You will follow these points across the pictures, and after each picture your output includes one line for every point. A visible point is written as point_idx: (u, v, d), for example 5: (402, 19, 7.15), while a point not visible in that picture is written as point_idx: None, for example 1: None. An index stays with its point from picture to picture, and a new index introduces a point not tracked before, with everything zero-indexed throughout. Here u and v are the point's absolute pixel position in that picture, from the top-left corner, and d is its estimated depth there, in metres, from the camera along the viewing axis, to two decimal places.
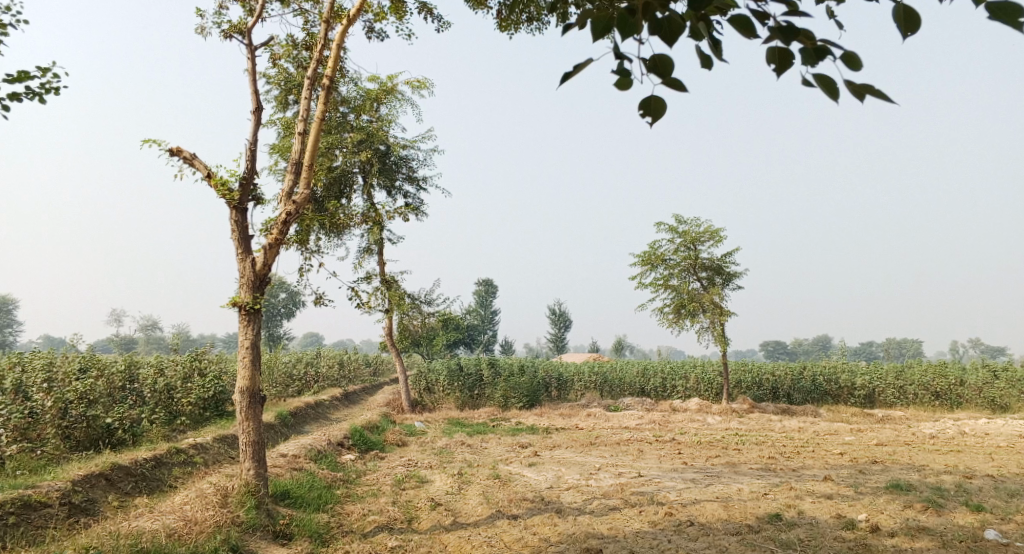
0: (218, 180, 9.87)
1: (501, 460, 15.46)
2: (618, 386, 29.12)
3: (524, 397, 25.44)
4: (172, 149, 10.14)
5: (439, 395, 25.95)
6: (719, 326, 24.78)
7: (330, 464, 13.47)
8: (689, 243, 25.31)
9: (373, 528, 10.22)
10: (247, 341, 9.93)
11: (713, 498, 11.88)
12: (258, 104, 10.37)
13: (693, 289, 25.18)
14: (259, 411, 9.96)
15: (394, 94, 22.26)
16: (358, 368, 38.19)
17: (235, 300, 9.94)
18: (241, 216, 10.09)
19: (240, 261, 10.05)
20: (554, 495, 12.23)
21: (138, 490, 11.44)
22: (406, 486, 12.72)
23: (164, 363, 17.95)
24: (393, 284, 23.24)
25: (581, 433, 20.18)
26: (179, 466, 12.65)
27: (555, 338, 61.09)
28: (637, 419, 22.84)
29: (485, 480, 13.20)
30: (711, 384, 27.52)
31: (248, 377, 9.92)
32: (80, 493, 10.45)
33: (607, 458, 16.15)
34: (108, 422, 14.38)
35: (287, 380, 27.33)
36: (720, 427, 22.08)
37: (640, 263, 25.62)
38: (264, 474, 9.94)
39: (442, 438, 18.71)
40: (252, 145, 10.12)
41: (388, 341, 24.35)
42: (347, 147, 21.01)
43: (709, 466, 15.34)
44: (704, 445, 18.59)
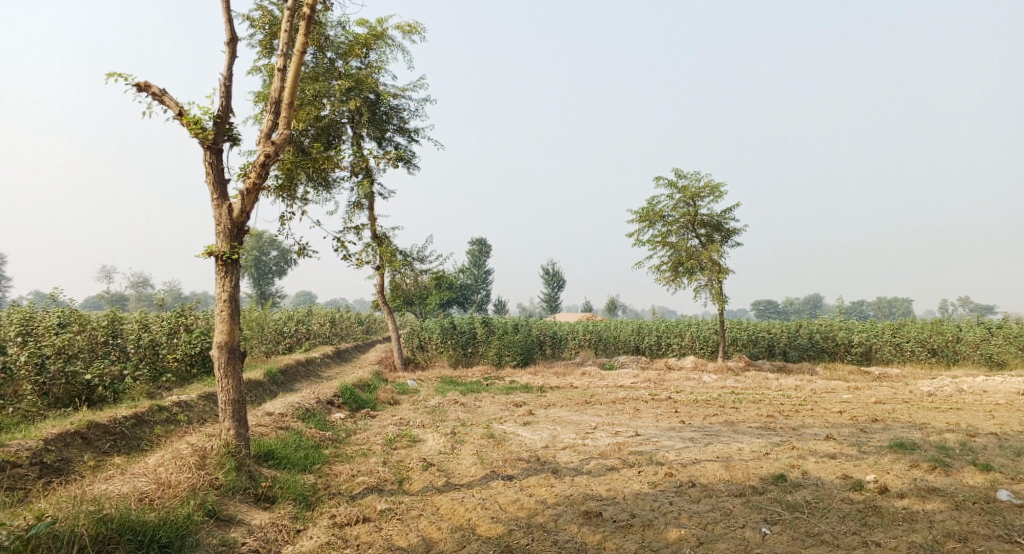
0: (190, 117, 9.17)
1: (494, 419, 15.06)
2: (612, 344, 28.75)
3: (519, 355, 24.91)
4: (140, 84, 9.41)
5: (432, 353, 25.55)
6: (717, 283, 24.32)
7: (318, 423, 13.00)
8: (688, 198, 24.70)
9: (361, 490, 9.79)
10: (225, 294, 9.35)
11: (715, 458, 11.50)
12: (233, 36, 9.62)
13: (691, 247, 24.68)
14: (239, 368, 9.44)
15: (383, 40, 21.34)
16: (350, 325, 37.75)
17: (210, 250, 9.33)
18: (216, 158, 9.42)
19: (216, 207, 9.41)
20: (550, 455, 11.82)
21: (116, 450, 10.97)
22: (397, 445, 12.30)
23: (148, 319, 17.35)
24: (384, 240, 22.57)
25: (576, 392, 19.80)
26: (161, 424, 12.17)
27: (547, 297, 60.75)
28: (632, 378, 22.50)
29: (479, 439, 12.78)
30: (706, 342, 27.19)
31: (227, 332, 9.37)
32: (53, 453, 9.97)
33: (603, 416, 15.78)
34: (89, 379, 13.82)
35: (278, 337, 26.87)
36: (716, 385, 21.76)
37: (637, 219, 25.04)
38: (245, 435, 9.49)
39: (434, 397, 18.28)
40: (227, 80, 9.40)
41: (380, 299, 23.80)
42: (335, 96, 20.13)
43: (708, 425, 14.97)
44: (701, 404, 18.26)
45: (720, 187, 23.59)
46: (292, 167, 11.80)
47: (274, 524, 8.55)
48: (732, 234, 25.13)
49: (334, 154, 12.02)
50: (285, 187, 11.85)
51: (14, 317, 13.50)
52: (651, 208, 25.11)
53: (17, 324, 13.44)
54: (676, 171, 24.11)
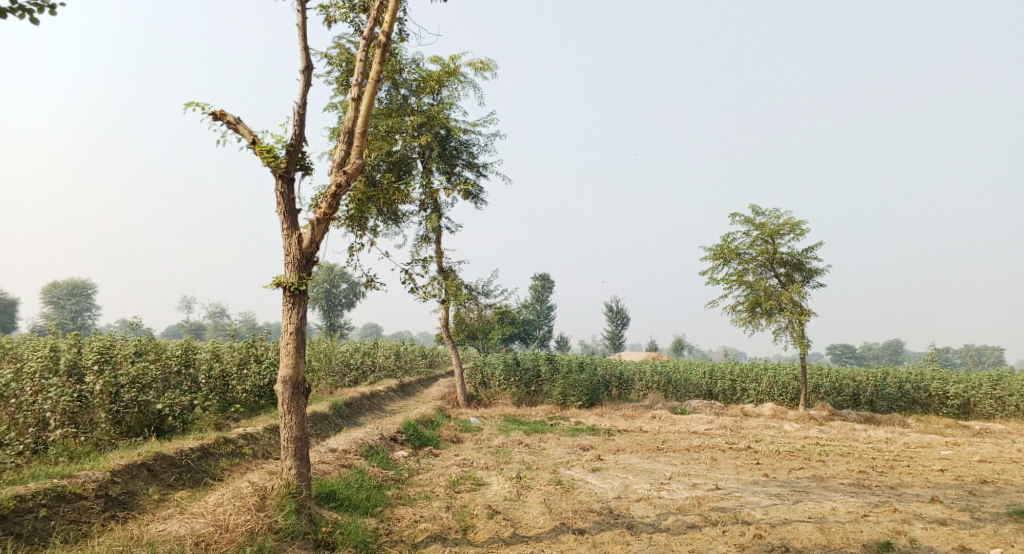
0: (263, 146, 8.96)
1: (561, 464, 14.31)
2: (683, 387, 27.56)
3: (584, 395, 23.99)
4: (215, 112, 9.30)
5: (495, 390, 25.00)
6: (799, 326, 23.04)
7: (381, 461, 12.52)
8: (766, 236, 23.63)
9: (425, 538, 9.22)
10: (292, 326, 9.03)
11: (808, 519, 10.49)
12: (308, 64, 9.45)
13: (770, 286, 23.54)
14: (303, 404, 9.06)
15: (456, 76, 21.29)
16: (414, 360, 37.54)
17: (279, 280, 9.05)
18: (287, 187, 9.19)
19: (286, 237, 9.14)
20: (623, 507, 11.04)
21: (181, 482, 10.73)
22: (461, 488, 11.71)
23: (220, 348, 17.39)
24: (450, 275, 22.26)
25: (647, 437, 18.85)
26: (226, 457, 11.93)
27: (612, 336, 59.59)
28: (706, 424, 21.37)
29: (546, 485, 12.07)
30: (785, 389, 25.71)
31: (292, 365, 9.01)
32: (118, 485, 9.74)
33: (677, 466, 14.82)
34: (160, 409, 13.72)
35: (344, 369, 26.76)
36: (798, 435, 20.44)
37: (712, 257, 24.07)
38: (307, 475, 9.06)
39: (498, 437, 17.65)
40: (301, 108, 9.21)
41: (444, 334, 23.46)
42: (407, 131, 20.10)
43: (794, 480, 13.88)
44: (784, 455, 17.07)
45: (802, 224, 22.48)
46: (362, 196, 11.55)
47: None
48: (814, 274, 23.88)
49: (405, 184, 11.66)
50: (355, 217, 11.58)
51: (94, 344, 13.35)
52: (726, 245, 24.13)
53: (96, 352, 13.26)
54: (754, 208, 23.11)
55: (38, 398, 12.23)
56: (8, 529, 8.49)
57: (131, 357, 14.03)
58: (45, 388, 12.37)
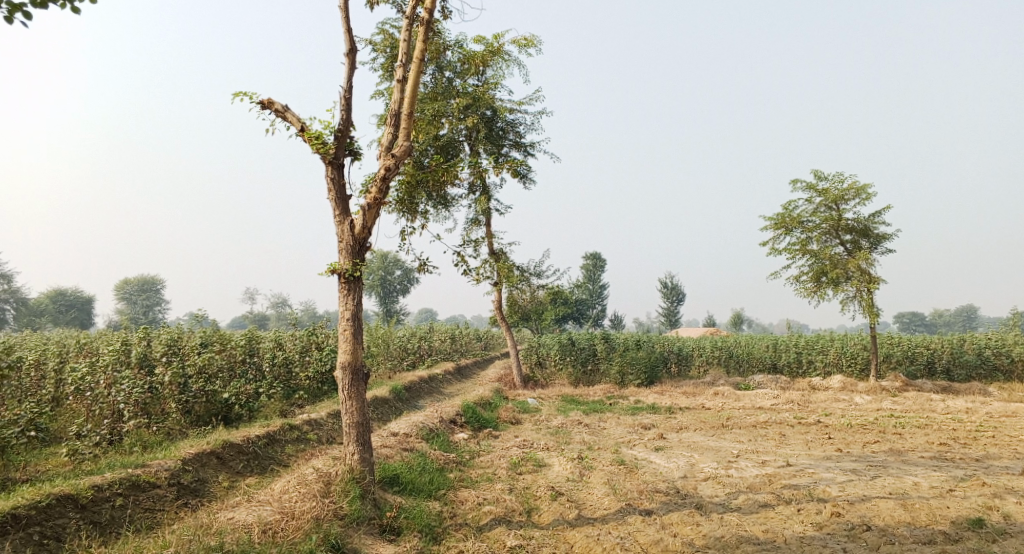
0: (312, 132, 8.79)
1: (624, 443, 14.01)
2: (747, 362, 26.83)
3: (643, 373, 23.51)
4: (263, 101, 9.14)
5: (552, 370, 24.82)
6: (867, 295, 22.09)
7: (442, 444, 12.43)
8: (830, 203, 22.68)
9: (489, 521, 9.07)
10: (348, 312, 8.93)
11: (889, 495, 10.00)
12: (352, 47, 9.26)
13: (836, 254, 22.62)
14: (363, 389, 8.97)
15: (500, 54, 20.88)
16: (469, 342, 37.56)
17: (333, 267, 8.94)
18: (337, 173, 9.04)
19: (338, 224, 9.03)
20: (690, 487, 10.71)
21: (250, 470, 10.80)
22: (523, 470, 11.53)
23: (281, 337, 17.59)
24: (502, 256, 22.05)
25: (710, 414, 18.36)
26: (292, 443, 12.02)
27: (668, 312, 58.68)
28: (773, 399, 20.73)
29: (609, 466, 11.80)
30: (854, 360, 24.76)
31: (350, 352, 8.92)
32: (190, 473, 9.81)
33: (745, 443, 14.34)
34: (227, 398, 13.91)
35: (401, 354, 26.90)
36: (871, 407, 19.64)
37: (773, 226, 23.23)
38: (369, 460, 8.99)
39: (558, 417, 17.43)
40: (347, 92, 9.02)
41: (498, 316, 23.31)
42: (453, 114, 19.84)
43: (871, 455, 13.29)
44: (857, 429, 16.41)
45: (867, 188, 21.47)
46: (412, 178, 11.35)
47: None
48: (882, 239, 22.83)
49: (454, 165, 11.42)
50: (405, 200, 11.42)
51: (162, 337, 13.56)
52: (787, 213, 23.25)
53: (164, 344, 13.44)
54: (816, 173, 22.15)
55: (111, 390, 12.41)
56: (88, 518, 8.55)
57: (197, 349, 14.25)
58: (118, 381, 12.53)
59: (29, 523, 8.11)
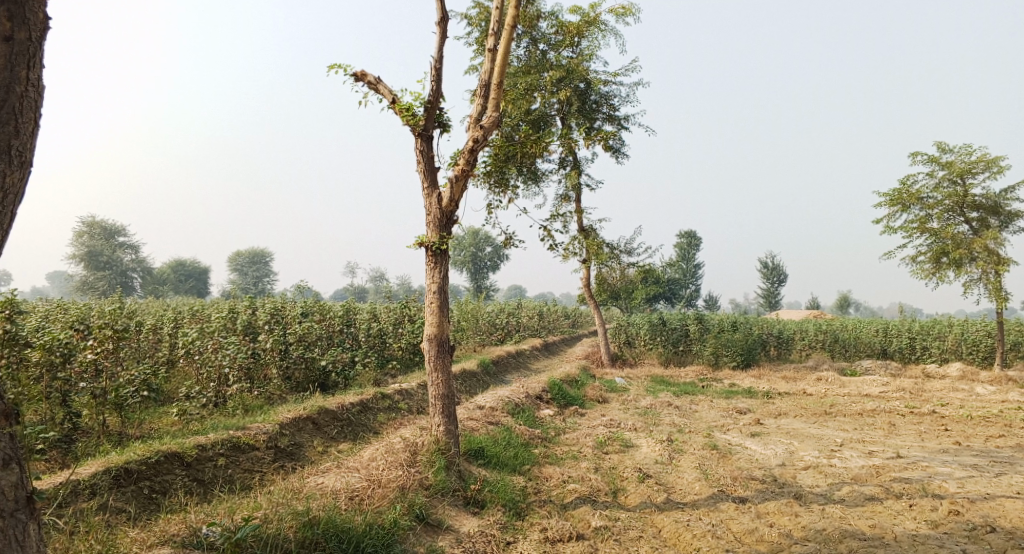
0: (402, 104, 8.65)
1: (717, 427, 13.50)
2: (853, 346, 25.42)
3: (738, 355, 22.62)
4: (355, 73, 9.02)
5: (641, 350, 24.34)
6: (994, 277, 20.40)
7: (528, 420, 12.32)
8: (954, 177, 20.99)
9: (574, 499, 8.90)
10: (434, 285, 8.88)
11: (1015, 495, 9.28)
12: (444, 15, 9.10)
13: (959, 234, 20.97)
14: (449, 362, 8.92)
15: (596, 25, 20.31)
16: (558, 320, 37.38)
17: (421, 240, 8.90)
18: (427, 145, 8.93)
19: (426, 196, 8.96)
20: (789, 475, 10.17)
21: (343, 436, 11.03)
22: (610, 450, 11.27)
23: (377, 309, 17.93)
24: (592, 233, 21.66)
25: (811, 400, 17.47)
26: (383, 412, 12.21)
27: (767, 293, 56.58)
28: (881, 386, 19.52)
29: (700, 450, 11.36)
30: (976, 347, 22.99)
31: (436, 324, 8.88)
32: (286, 437, 10.10)
33: (850, 431, 13.53)
34: (325, 365, 14.30)
35: (491, 329, 27.02)
36: (993, 398, 18.20)
37: (887, 203, 21.75)
38: (455, 432, 8.98)
39: (648, 397, 17.03)
40: (437, 63, 8.85)
41: (587, 294, 22.98)
42: (545, 87, 19.53)
43: (994, 450, 12.27)
44: (977, 421, 15.22)
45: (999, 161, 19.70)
46: (500, 150, 11.17)
47: (482, 534, 7.91)
48: (1013, 218, 20.99)
49: (543, 137, 11.14)
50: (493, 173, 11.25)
51: (266, 306, 14.04)
52: (905, 189, 21.69)
53: (267, 312, 13.90)
54: (939, 145, 20.52)
55: (218, 354, 12.77)
56: (193, 475, 8.91)
57: (299, 318, 14.68)
58: (224, 345, 12.93)
59: (140, 478, 8.51)
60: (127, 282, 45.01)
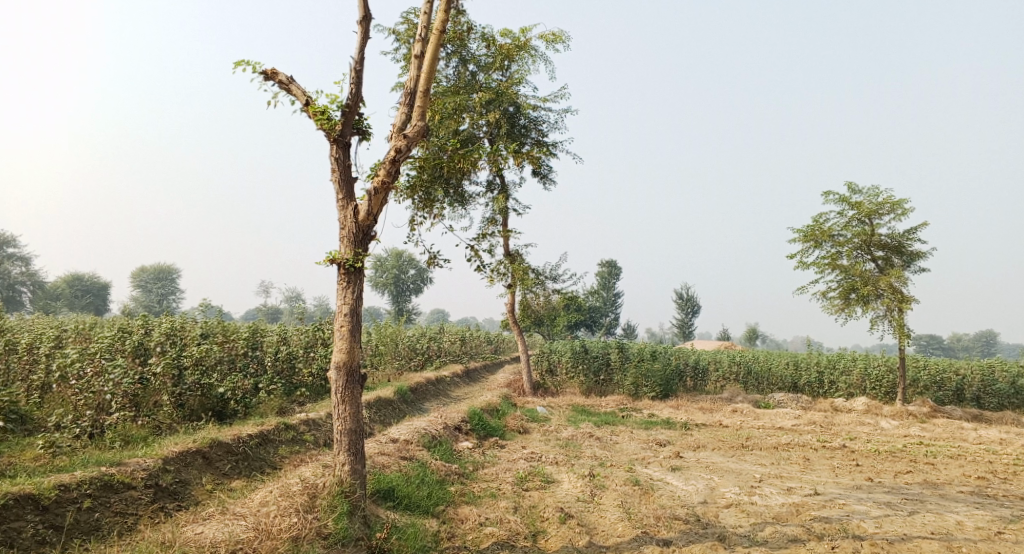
0: (318, 107, 7.92)
1: (638, 461, 13.14)
2: (766, 379, 25.81)
3: (658, 386, 22.59)
4: (265, 71, 8.19)
5: (562, 378, 23.95)
6: (898, 314, 21.06)
7: (445, 454, 11.61)
8: (863, 217, 21.72)
9: (491, 545, 8.29)
10: (346, 307, 8.15)
11: (931, 535, 9.30)
12: (366, 15, 8.53)
13: (867, 271, 21.63)
14: (358, 394, 8.17)
15: (526, 50, 20.12)
16: (479, 345, 36.72)
17: (332, 256, 8.15)
18: (342, 153, 8.19)
19: (340, 209, 8.22)
20: (711, 514, 9.89)
21: (237, 472, 10.05)
22: (529, 486, 10.71)
23: (287, 331, 16.85)
24: (517, 259, 21.26)
25: (729, 432, 17.46)
26: (286, 444, 11.28)
27: (682, 324, 57.61)
28: (794, 419, 19.76)
29: (622, 486, 10.94)
30: (879, 382, 23.70)
31: (346, 351, 8.13)
32: (170, 474, 9.07)
33: (768, 466, 13.42)
34: (223, 392, 13.14)
35: (410, 354, 26.14)
36: (897, 433, 18.68)
37: (801, 239, 22.30)
38: (361, 472, 8.18)
39: (568, 428, 16.58)
40: (357, 64, 8.22)
41: (510, 319, 22.54)
42: (474, 109, 19.11)
43: (905, 486, 12.38)
44: (885, 456, 15.49)
45: (904, 202, 20.51)
46: (424, 162, 10.66)
47: None
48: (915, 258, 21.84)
49: (471, 153, 10.63)
50: (416, 186, 10.70)
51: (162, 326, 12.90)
52: (818, 226, 22.31)
53: (162, 333, 12.74)
54: (850, 186, 21.21)
55: (99, 379, 11.57)
56: (49, 521, 7.84)
57: (199, 340, 13.54)
58: (107, 368, 11.72)
59: None
60: (14, 296, 41.73)
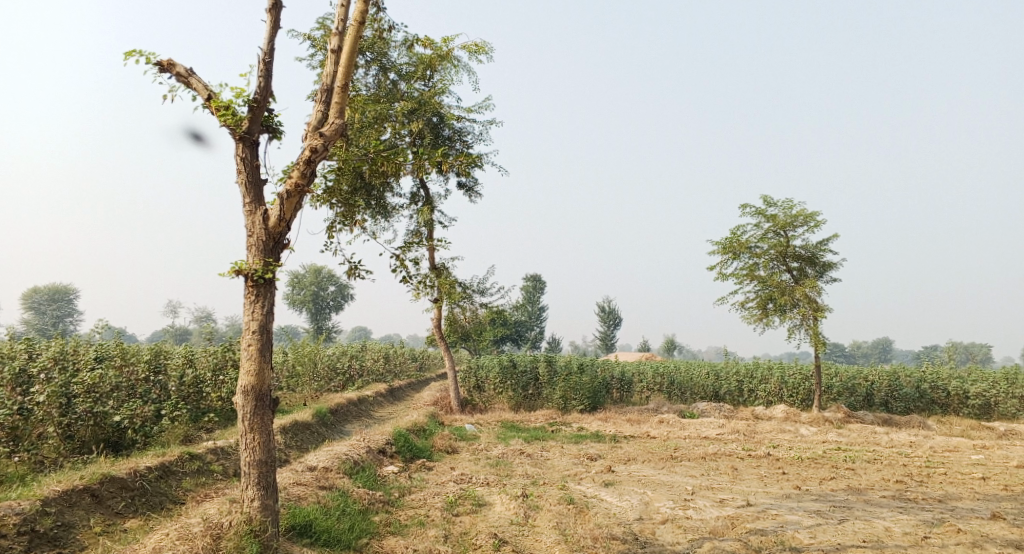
0: (220, 101, 7.21)
1: (570, 477, 12.77)
2: (689, 389, 26.07)
3: (586, 399, 22.42)
4: (161, 62, 7.43)
5: (490, 394, 23.46)
6: (814, 323, 21.61)
7: (368, 481, 10.88)
8: (778, 228, 22.23)
9: None
10: (254, 324, 7.43)
11: (864, 544, 9.28)
12: (276, 4, 7.90)
13: (783, 281, 22.14)
14: (269, 420, 7.45)
15: (449, 60, 19.70)
16: (403, 363, 35.81)
17: (238, 267, 7.42)
18: (250, 152, 7.49)
19: (248, 214, 7.50)
20: (648, 532, 9.63)
21: (133, 510, 9.13)
22: (460, 511, 10.17)
23: (194, 353, 15.71)
24: (442, 272, 20.71)
25: (657, 444, 17.38)
26: (191, 476, 10.34)
27: (604, 336, 58.14)
28: (718, 429, 19.90)
29: (557, 505, 10.52)
30: (796, 390, 24.27)
31: (255, 372, 7.40)
32: (50, 518, 8.18)
33: (698, 478, 13.30)
34: (119, 421, 12.02)
35: (330, 373, 25.14)
36: (816, 440, 19.08)
37: (720, 250, 22.65)
38: (274, 508, 7.46)
39: (497, 446, 16.09)
40: (266, 56, 7.56)
41: (436, 335, 21.98)
42: (396, 118, 18.53)
43: (831, 494, 12.47)
44: (808, 463, 15.70)
45: (817, 214, 21.11)
46: (342, 163, 10.03)
47: None
48: (828, 268, 22.51)
49: (394, 154, 10.08)
50: (335, 189, 10.06)
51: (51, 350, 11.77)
52: (736, 238, 22.70)
53: (48, 358, 11.57)
54: (766, 198, 21.69)
55: None
56: None
57: (93, 364, 12.35)
58: None
59: None
60: None
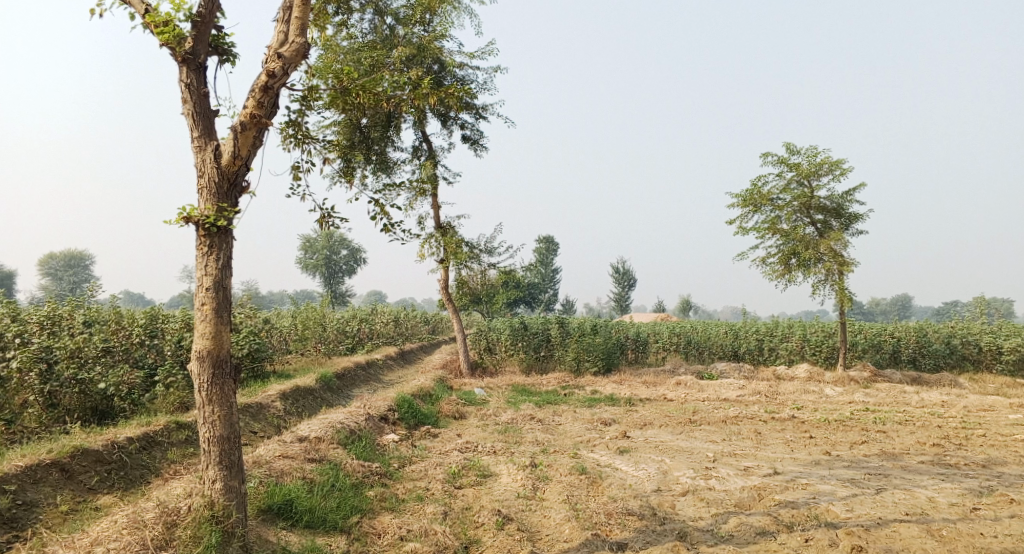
0: (157, 16, 6.29)
1: (583, 444, 11.93)
2: (708, 349, 25.18)
3: (600, 360, 21.57)
4: None
5: (502, 357, 22.66)
6: (839, 279, 20.53)
7: (363, 451, 10.07)
8: (802, 178, 21.02)
9: None
10: (208, 280, 6.55)
11: (906, 517, 8.39)
12: None
13: (807, 235, 21.01)
14: (229, 390, 6.63)
15: (450, 2, 18.47)
16: (415, 325, 35.04)
17: (187, 214, 6.50)
18: (197, 77, 6.55)
19: (197, 151, 6.58)
20: (668, 505, 8.78)
21: (108, 486, 8.38)
22: (463, 483, 9.38)
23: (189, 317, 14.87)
24: (448, 231, 19.75)
25: (675, 406, 16.52)
26: (177, 448, 9.57)
27: (619, 297, 57.14)
28: (739, 390, 19.00)
29: (567, 475, 9.69)
30: (818, 348, 23.27)
31: (209, 337, 6.55)
32: (10, 497, 7.46)
33: (720, 443, 12.43)
34: (105, 388, 11.27)
35: (338, 337, 24.39)
36: (842, 400, 18.17)
37: (740, 204, 21.49)
38: (238, 490, 6.71)
39: (507, 411, 15.27)
40: None
41: (446, 298, 21.12)
42: (395, 67, 17.41)
43: (864, 459, 11.57)
44: (835, 425, 14.80)
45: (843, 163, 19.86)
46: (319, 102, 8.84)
47: None
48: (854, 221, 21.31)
49: (370, 82, 8.88)
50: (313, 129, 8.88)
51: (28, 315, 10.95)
52: (757, 190, 21.53)
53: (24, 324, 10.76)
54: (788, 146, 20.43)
55: None
56: None
57: (80, 329, 11.58)
58: None
59: None
60: None
